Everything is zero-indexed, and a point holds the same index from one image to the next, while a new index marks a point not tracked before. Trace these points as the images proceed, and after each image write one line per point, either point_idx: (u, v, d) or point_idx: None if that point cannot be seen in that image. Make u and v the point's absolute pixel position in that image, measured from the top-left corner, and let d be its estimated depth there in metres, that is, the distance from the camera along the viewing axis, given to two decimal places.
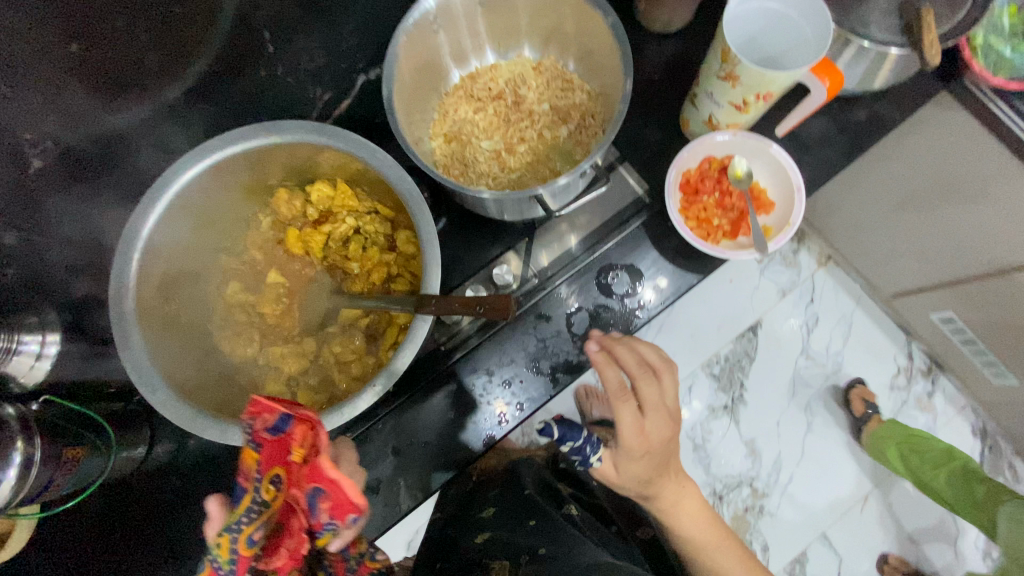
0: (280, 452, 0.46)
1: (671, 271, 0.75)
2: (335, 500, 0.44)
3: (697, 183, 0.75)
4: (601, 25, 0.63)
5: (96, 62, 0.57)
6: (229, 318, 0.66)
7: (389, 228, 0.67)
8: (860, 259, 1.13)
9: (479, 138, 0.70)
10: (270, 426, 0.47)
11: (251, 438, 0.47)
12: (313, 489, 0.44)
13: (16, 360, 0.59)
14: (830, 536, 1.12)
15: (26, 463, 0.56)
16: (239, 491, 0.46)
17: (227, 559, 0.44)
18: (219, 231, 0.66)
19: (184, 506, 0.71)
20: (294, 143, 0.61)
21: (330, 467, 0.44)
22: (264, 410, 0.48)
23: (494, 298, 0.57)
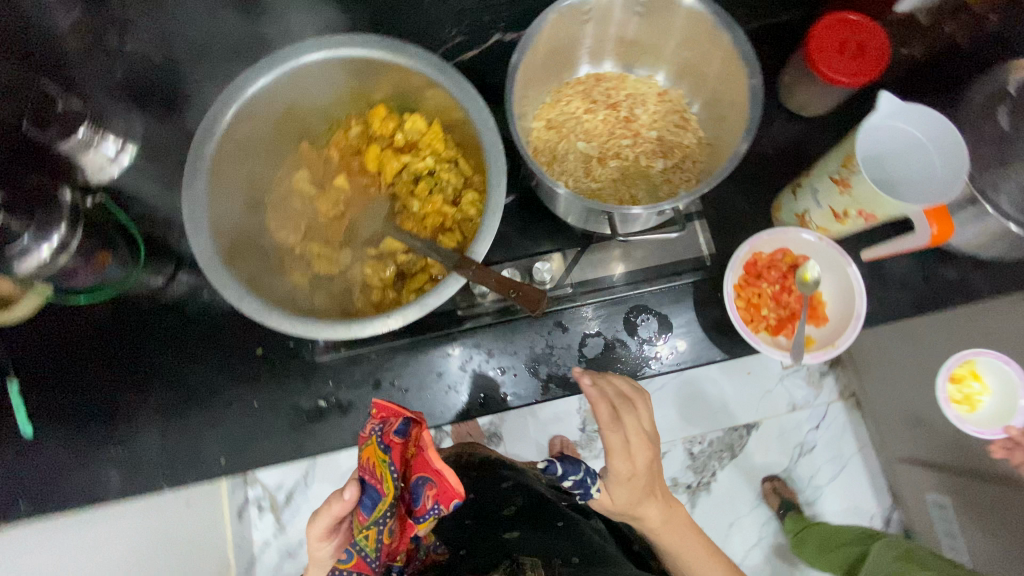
0: (402, 452, 0.56)
1: (700, 337, 0.74)
2: (441, 488, 0.53)
3: (762, 268, 0.72)
4: (741, 81, 0.62)
5: None
6: (285, 199, 0.68)
7: (461, 183, 0.68)
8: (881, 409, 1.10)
9: (579, 137, 0.71)
10: (397, 429, 0.57)
11: (382, 439, 0.56)
12: (425, 478, 0.55)
13: (92, 153, 0.66)
14: None
15: (64, 246, 0.61)
16: (376, 490, 0.54)
17: (372, 546, 0.53)
18: (311, 118, 0.68)
19: (173, 348, 0.74)
20: (412, 69, 0.62)
21: (436, 459, 0.54)
22: (390, 414, 0.59)
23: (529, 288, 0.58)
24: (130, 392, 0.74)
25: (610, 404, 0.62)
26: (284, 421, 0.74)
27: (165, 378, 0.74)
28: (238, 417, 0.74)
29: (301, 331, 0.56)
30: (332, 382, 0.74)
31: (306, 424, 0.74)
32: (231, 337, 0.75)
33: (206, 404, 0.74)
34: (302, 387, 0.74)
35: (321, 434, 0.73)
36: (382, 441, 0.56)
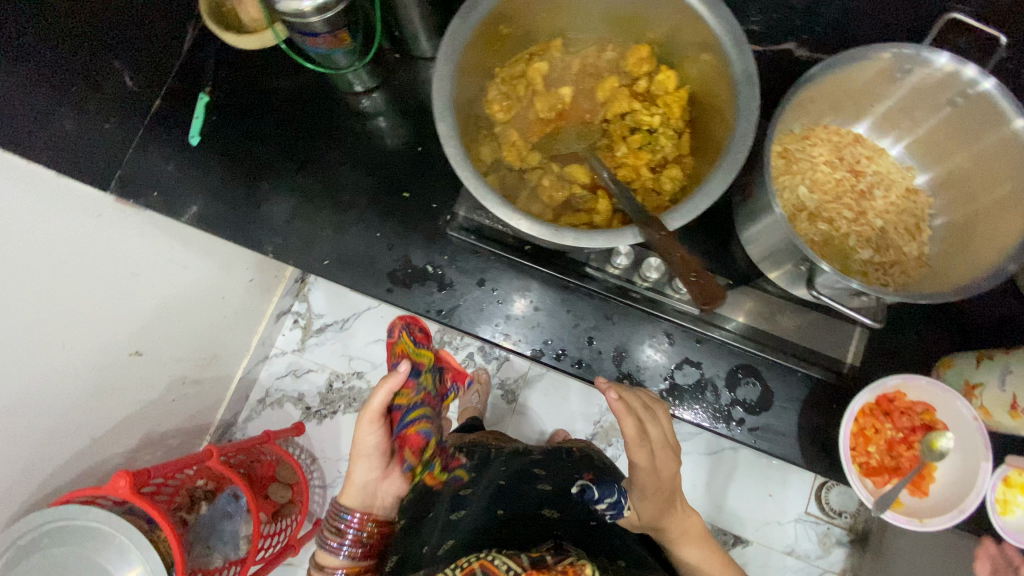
0: (422, 343, 0.79)
1: (789, 432, 0.69)
2: (455, 371, 0.88)
3: (896, 409, 0.66)
4: (1014, 224, 0.54)
5: None
6: (513, 80, 0.68)
7: (672, 157, 0.65)
8: None
9: (804, 182, 0.66)
10: (416, 330, 0.79)
11: (408, 333, 0.78)
12: (439, 368, 0.83)
13: None
14: None
15: (324, 8, 0.64)
16: (419, 361, 0.77)
17: (418, 408, 0.72)
18: (579, 20, 0.67)
19: (340, 148, 0.80)
20: (707, 26, 0.58)
21: (445, 355, 0.88)
22: (410, 321, 0.81)
23: (708, 281, 0.54)
24: (287, 161, 0.80)
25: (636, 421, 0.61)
26: (389, 263, 0.77)
27: (321, 168, 0.80)
28: (356, 236, 0.78)
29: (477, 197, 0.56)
30: (446, 257, 0.76)
31: (404, 277, 0.76)
32: (388, 168, 0.79)
33: (337, 209, 0.78)
34: (420, 245, 0.77)
35: (410, 294, 0.76)
36: (411, 335, 0.78)
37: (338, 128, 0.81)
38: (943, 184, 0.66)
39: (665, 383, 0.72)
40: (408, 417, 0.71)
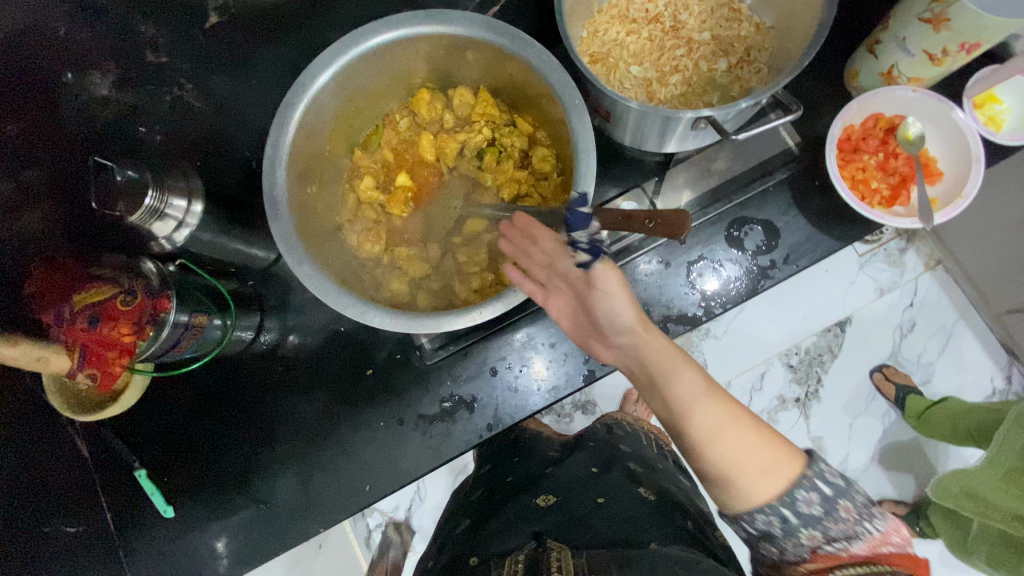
0: (119, 311, 0.54)
1: (809, 230, 0.69)
2: (116, 309, 0.54)
3: (858, 141, 0.68)
4: None
5: None
6: (358, 214, 0.65)
7: (526, 143, 0.64)
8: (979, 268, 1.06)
9: (628, 62, 0.66)
10: (108, 311, 0.54)
11: (121, 308, 0.54)
12: (119, 310, 0.55)
13: (158, 222, 0.56)
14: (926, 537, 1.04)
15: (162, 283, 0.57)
16: (114, 314, 0.54)
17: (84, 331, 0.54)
18: (353, 123, 0.64)
19: (281, 396, 0.74)
20: (456, 36, 0.57)
21: (117, 305, 0.55)
22: (129, 305, 0.55)
23: (667, 210, 0.44)
24: (253, 450, 0.73)
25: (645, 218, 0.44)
26: (414, 431, 0.72)
27: (284, 424, 0.73)
28: (369, 440, 0.73)
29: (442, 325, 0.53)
30: (449, 382, 0.73)
31: (438, 430, 0.72)
32: (333, 370, 0.74)
33: (331, 438, 0.73)
34: (423, 395, 0.73)
35: (456, 437, 0.72)
36: (135, 308, 0.55)
37: (257, 383, 0.74)
38: None
39: (699, 292, 0.70)
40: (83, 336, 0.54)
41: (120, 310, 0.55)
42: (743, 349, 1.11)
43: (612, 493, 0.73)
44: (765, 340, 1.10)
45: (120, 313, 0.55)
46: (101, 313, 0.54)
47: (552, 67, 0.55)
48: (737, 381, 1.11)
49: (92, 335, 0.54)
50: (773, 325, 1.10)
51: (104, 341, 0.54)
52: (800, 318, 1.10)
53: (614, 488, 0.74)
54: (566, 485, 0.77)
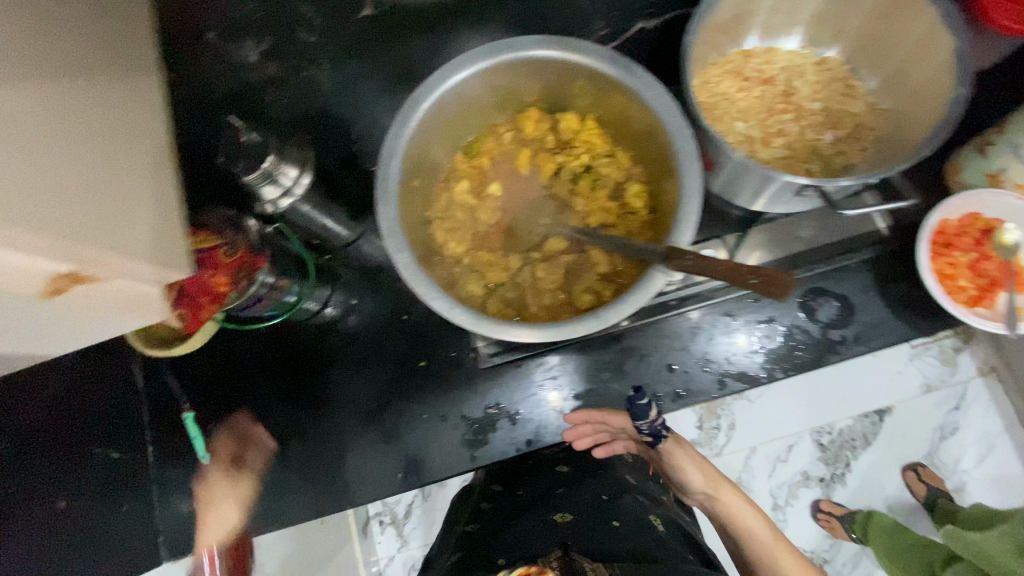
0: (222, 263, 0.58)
1: (885, 313, 0.69)
2: (219, 260, 0.58)
3: (952, 236, 0.67)
4: (941, 43, 0.56)
5: None
6: (448, 213, 0.67)
7: (622, 176, 0.66)
8: None
9: (735, 118, 0.67)
10: (212, 260, 0.58)
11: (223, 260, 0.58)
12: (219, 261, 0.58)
13: (266, 187, 0.60)
14: None
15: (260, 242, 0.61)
16: (214, 263, 0.58)
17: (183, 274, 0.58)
18: (462, 127, 0.67)
19: (335, 370, 0.76)
20: (582, 65, 0.59)
21: (221, 256, 0.59)
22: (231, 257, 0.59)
23: (774, 270, 0.44)
24: (296, 417, 0.76)
25: (749, 272, 0.45)
26: (454, 430, 0.74)
27: (332, 397, 0.76)
28: (408, 430, 0.74)
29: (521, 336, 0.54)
30: (497, 390, 0.74)
31: (478, 434, 0.73)
32: (388, 354, 0.76)
33: (374, 419, 0.75)
34: (470, 398, 0.74)
35: (495, 444, 0.73)
36: (236, 262, 0.59)
37: (315, 351, 0.77)
38: (846, 40, 0.67)
39: (761, 354, 0.70)
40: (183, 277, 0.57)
41: (222, 261, 0.58)
42: (774, 418, 1.06)
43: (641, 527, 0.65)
44: (797, 410, 1.05)
45: (222, 263, 0.58)
46: (204, 261, 0.58)
47: (669, 109, 0.56)
48: (764, 449, 1.07)
49: (198, 281, 0.59)
50: (805, 400, 1.06)
51: (201, 287, 0.58)
52: (837, 398, 1.05)
53: (629, 514, 0.66)
54: (580, 505, 0.67)
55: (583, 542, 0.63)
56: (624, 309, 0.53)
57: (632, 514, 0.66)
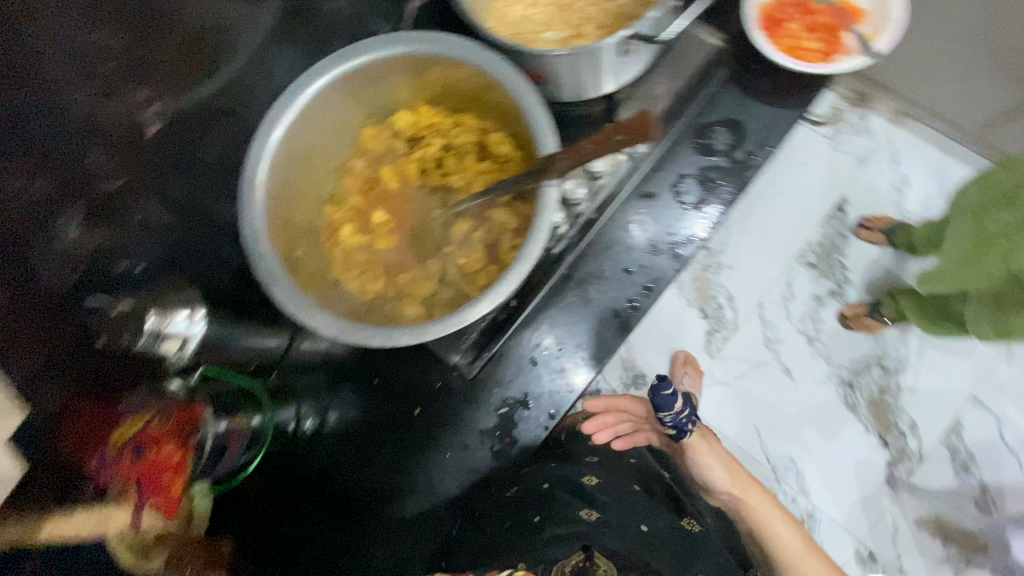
0: (167, 431, 0.59)
1: (769, 109, 0.70)
2: (158, 432, 0.58)
3: (778, 16, 0.71)
4: None
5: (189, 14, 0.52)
6: (349, 262, 0.65)
7: (479, 134, 0.67)
8: (927, 96, 1.18)
9: (542, 31, 0.68)
10: (152, 431, 0.58)
11: (164, 426, 0.58)
12: (156, 432, 0.58)
13: (164, 345, 0.58)
14: (955, 446, 1.12)
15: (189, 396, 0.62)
16: (152, 436, 0.57)
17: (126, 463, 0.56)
18: (314, 181, 0.66)
19: (342, 467, 0.72)
20: (382, 60, 0.60)
21: (159, 425, 0.58)
22: (173, 420, 0.59)
23: (632, 119, 0.49)
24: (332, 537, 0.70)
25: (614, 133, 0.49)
26: (483, 449, 0.71)
27: (356, 492, 0.71)
28: (443, 475, 0.71)
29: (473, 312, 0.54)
30: (497, 389, 0.72)
31: (505, 438, 0.71)
32: (382, 423, 0.73)
33: (406, 487, 0.71)
34: (478, 411, 0.71)
35: (525, 434, 0.70)
36: (175, 424, 0.59)
37: (312, 464, 0.72)
38: None
39: (696, 210, 0.70)
40: (128, 464, 0.56)
41: (163, 429, 0.58)
42: None
43: (659, 531, 0.77)
44: None
45: (163, 432, 0.58)
46: (144, 442, 0.57)
47: (473, 51, 0.58)
48: None
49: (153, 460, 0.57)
50: None
51: (158, 465, 0.57)
52: None
53: (654, 519, 0.78)
54: (610, 500, 0.78)
55: (602, 537, 0.71)
56: (540, 235, 0.55)
57: (656, 523, 0.78)
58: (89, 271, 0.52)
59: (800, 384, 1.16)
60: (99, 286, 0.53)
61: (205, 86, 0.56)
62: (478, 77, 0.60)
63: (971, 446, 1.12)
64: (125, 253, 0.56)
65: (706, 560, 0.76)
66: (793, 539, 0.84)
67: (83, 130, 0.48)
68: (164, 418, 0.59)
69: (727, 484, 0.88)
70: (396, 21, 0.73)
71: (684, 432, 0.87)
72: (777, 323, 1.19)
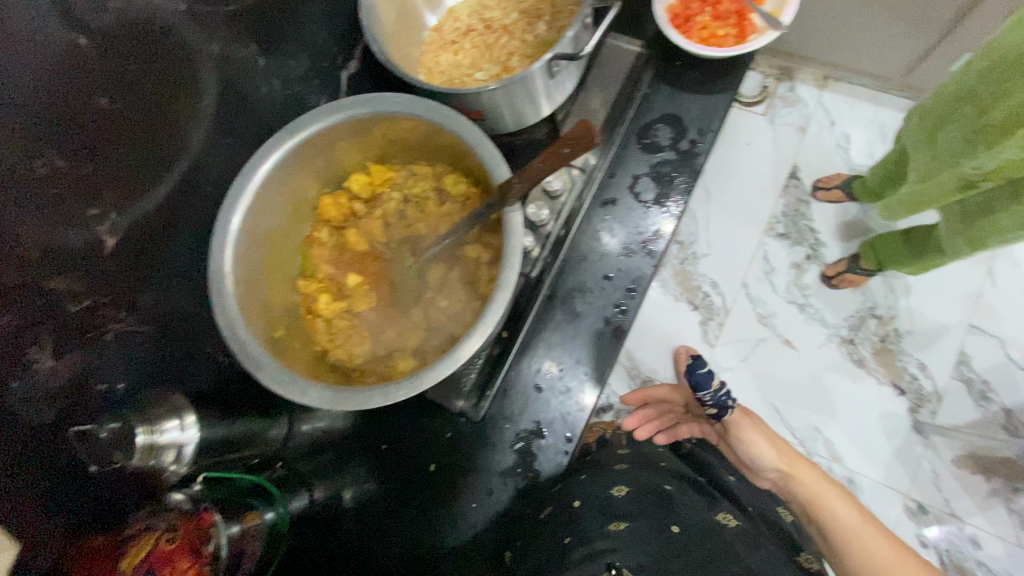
0: (175, 550, 0.54)
1: (700, 98, 0.73)
2: (164, 552, 0.53)
3: (685, 13, 0.75)
4: None
5: (125, 125, 0.52)
6: (333, 329, 0.65)
7: (434, 180, 0.68)
8: (842, 56, 1.25)
9: (471, 72, 0.71)
10: (158, 553, 0.53)
11: (171, 544, 0.54)
12: (161, 553, 0.53)
13: (160, 458, 0.54)
14: (965, 375, 1.13)
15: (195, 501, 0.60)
16: (156, 559, 0.52)
17: None
18: (282, 259, 0.66)
19: (369, 543, 0.69)
20: (324, 131, 0.62)
21: (165, 544, 0.53)
22: (178, 537, 0.54)
23: (573, 131, 0.50)
24: None
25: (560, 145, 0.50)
26: (507, 489, 0.69)
27: (388, 567, 0.68)
28: (473, 527, 0.68)
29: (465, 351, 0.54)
30: (508, 424, 0.70)
31: (526, 472, 0.69)
32: (398, 487, 0.70)
33: (438, 548, 0.68)
34: (493, 451, 0.70)
35: (546, 463, 0.69)
36: (181, 541, 0.54)
37: (338, 547, 0.69)
38: None
39: (657, 206, 0.72)
40: None
41: (171, 549, 0.53)
42: None
43: (692, 533, 0.63)
44: None
45: (169, 551, 0.53)
46: (151, 564, 0.52)
47: (410, 102, 0.60)
48: None
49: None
50: None
51: None
52: None
53: (689, 517, 0.66)
54: (638, 510, 0.65)
55: (628, 552, 0.59)
56: (514, 261, 0.55)
57: (689, 516, 0.66)
58: (59, 401, 0.50)
59: (803, 352, 1.16)
60: (74, 411, 0.51)
61: (157, 191, 0.57)
62: (420, 126, 0.62)
63: (982, 373, 1.12)
64: (104, 374, 0.54)
65: (752, 552, 0.62)
66: (849, 513, 0.76)
67: (35, 262, 0.47)
68: (169, 538, 0.54)
69: (776, 459, 0.81)
70: (333, 94, 0.76)
71: (724, 409, 0.85)
72: (765, 299, 1.20)
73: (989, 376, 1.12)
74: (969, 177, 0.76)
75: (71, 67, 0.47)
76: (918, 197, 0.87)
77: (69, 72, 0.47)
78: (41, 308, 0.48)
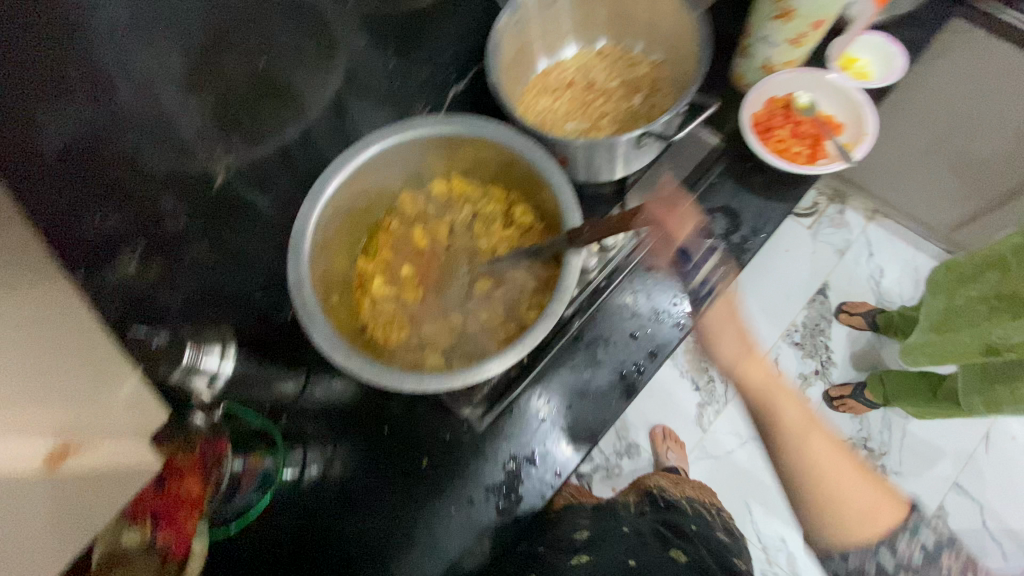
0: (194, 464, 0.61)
1: (760, 200, 0.79)
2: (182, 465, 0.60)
3: (767, 123, 0.79)
4: (672, 5, 0.71)
5: (262, 78, 0.57)
6: (378, 310, 0.70)
7: (505, 205, 0.75)
8: (897, 195, 1.31)
9: (564, 121, 0.77)
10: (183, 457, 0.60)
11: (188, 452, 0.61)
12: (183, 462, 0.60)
13: (195, 378, 0.59)
14: (941, 530, 1.14)
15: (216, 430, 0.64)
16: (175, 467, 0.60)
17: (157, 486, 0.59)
18: (350, 236, 0.72)
19: (345, 517, 0.72)
20: (426, 137, 0.68)
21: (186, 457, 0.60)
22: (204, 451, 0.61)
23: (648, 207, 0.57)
24: None
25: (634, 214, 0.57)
26: (488, 505, 0.72)
27: (357, 545, 0.71)
28: (446, 532, 0.71)
29: (497, 364, 0.58)
30: (504, 445, 0.74)
31: (511, 495, 0.72)
32: (387, 472, 0.74)
33: (407, 543, 0.71)
34: (486, 464, 0.73)
35: (531, 492, 0.71)
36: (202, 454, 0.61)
37: (316, 513, 0.72)
38: (613, 30, 0.81)
39: (696, 284, 0.77)
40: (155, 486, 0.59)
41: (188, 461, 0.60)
42: None
43: None
44: None
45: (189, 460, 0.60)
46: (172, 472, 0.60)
47: (509, 134, 0.67)
48: None
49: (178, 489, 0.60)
50: None
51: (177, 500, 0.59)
52: None
53: None
54: None
55: None
56: (562, 298, 0.60)
57: None
58: (125, 300, 0.55)
59: None
60: (132, 311, 0.56)
61: (269, 147, 0.63)
62: (509, 155, 0.69)
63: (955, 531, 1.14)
64: (169, 289, 0.59)
65: None
66: None
67: (156, 178, 0.53)
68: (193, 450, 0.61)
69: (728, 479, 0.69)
70: (436, 105, 0.83)
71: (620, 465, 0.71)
72: None
73: (961, 537, 1.14)
74: (994, 343, 0.81)
75: (234, 17, 0.51)
76: (939, 348, 0.92)
77: (236, 25, 0.52)
78: (143, 218, 0.53)
